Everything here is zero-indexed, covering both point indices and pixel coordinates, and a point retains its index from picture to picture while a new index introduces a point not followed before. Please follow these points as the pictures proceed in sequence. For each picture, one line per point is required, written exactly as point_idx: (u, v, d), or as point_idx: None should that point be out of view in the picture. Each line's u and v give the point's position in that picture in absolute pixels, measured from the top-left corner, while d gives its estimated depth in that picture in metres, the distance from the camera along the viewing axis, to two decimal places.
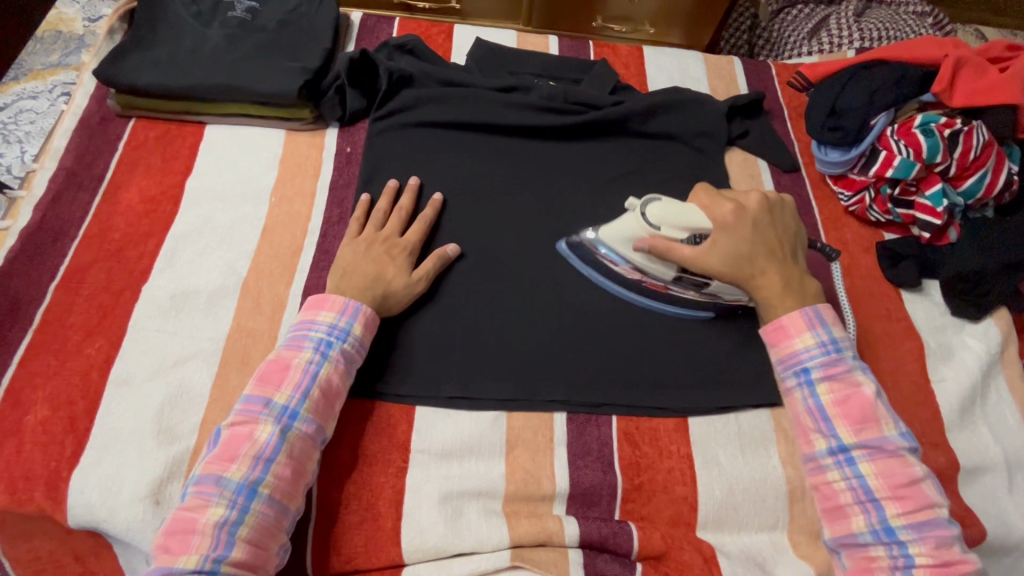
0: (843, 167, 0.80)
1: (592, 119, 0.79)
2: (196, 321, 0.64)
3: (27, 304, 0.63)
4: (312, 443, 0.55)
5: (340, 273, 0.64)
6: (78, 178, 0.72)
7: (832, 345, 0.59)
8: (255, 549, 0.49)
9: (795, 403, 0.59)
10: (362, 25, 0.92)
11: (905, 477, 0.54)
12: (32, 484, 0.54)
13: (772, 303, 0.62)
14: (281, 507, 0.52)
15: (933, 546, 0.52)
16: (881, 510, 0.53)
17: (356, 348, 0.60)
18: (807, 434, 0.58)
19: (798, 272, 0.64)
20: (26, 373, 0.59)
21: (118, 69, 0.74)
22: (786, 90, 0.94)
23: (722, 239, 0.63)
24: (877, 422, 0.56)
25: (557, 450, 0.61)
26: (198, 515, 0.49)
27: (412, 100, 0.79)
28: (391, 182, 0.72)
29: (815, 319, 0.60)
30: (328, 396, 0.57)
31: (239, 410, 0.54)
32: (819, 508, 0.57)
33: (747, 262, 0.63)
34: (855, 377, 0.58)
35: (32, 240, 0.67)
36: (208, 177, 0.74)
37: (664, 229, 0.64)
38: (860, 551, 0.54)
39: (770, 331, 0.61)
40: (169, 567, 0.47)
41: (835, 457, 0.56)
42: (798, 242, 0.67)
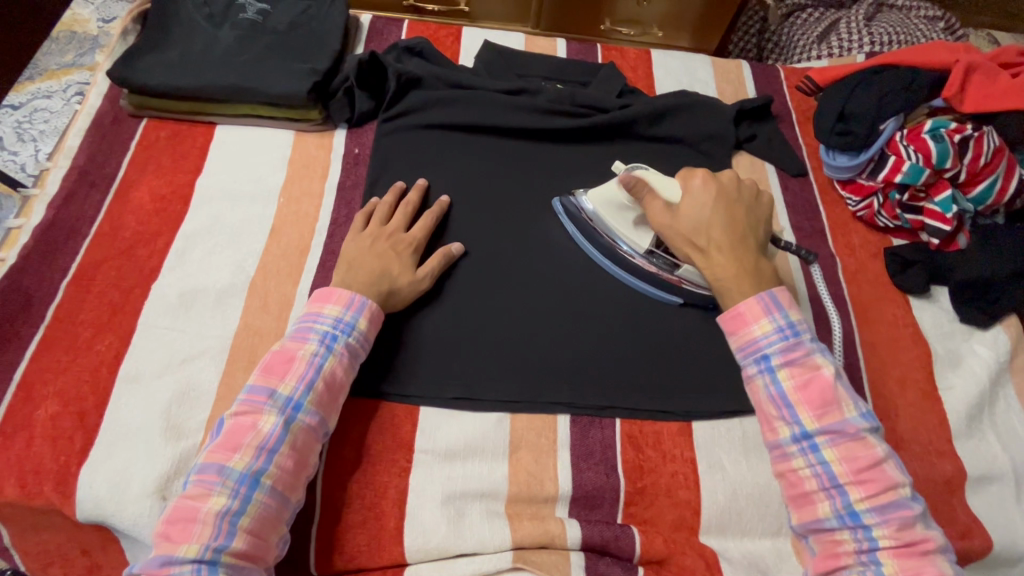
0: (851, 172, 0.80)
1: (600, 122, 0.80)
2: (205, 319, 0.64)
3: (40, 301, 0.64)
4: (313, 435, 0.56)
5: (346, 267, 0.64)
6: (90, 177, 0.73)
7: (790, 329, 0.58)
8: (255, 541, 0.50)
9: (757, 392, 0.58)
10: (371, 27, 0.93)
11: (867, 461, 0.53)
12: (42, 478, 0.55)
13: (719, 277, 0.62)
14: (282, 499, 0.52)
15: (897, 528, 0.51)
16: (844, 496, 0.53)
17: (360, 343, 0.60)
18: (770, 422, 0.57)
19: (757, 255, 0.63)
20: (37, 368, 0.60)
21: (131, 69, 0.75)
22: (795, 94, 0.94)
23: (685, 217, 0.65)
24: (838, 406, 0.55)
25: (560, 452, 0.62)
26: (201, 504, 0.50)
27: (420, 102, 0.79)
28: (397, 181, 0.73)
29: (773, 304, 0.59)
30: (331, 389, 0.57)
31: (243, 400, 0.55)
32: (786, 495, 0.56)
33: (705, 233, 0.64)
34: (815, 361, 0.57)
35: (44, 238, 0.68)
36: (218, 177, 0.74)
37: (637, 198, 0.68)
38: (827, 534, 0.53)
39: (728, 319, 0.60)
40: (170, 555, 0.48)
41: (799, 445, 0.55)
42: (761, 232, 0.66)
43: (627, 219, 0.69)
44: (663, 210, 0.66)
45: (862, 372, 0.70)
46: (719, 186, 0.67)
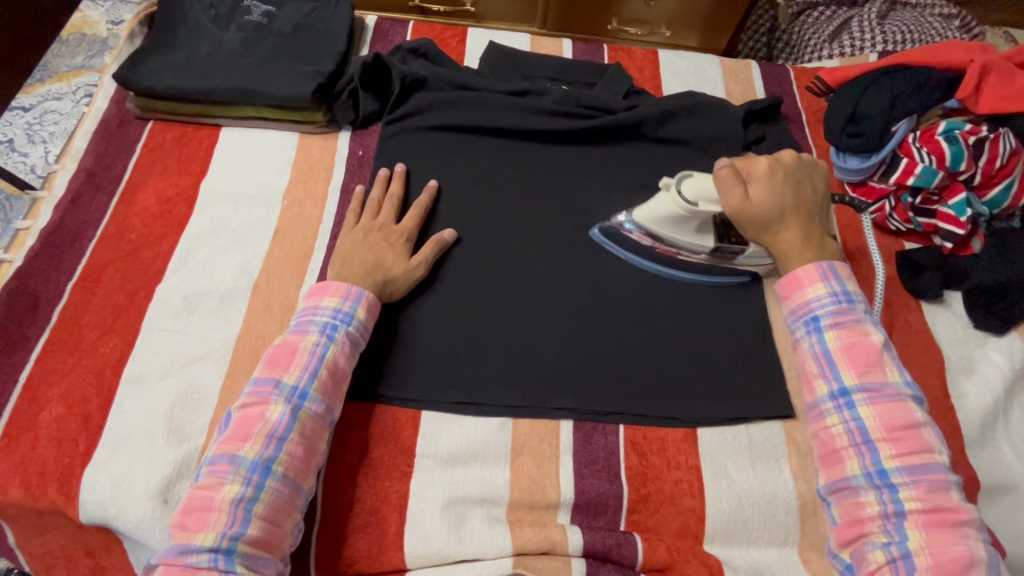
0: (862, 174, 0.78)
1: (606, 124, 0.79)
2: (208, 321, 0.65)
3: (45, 302, 0.64)
4: (322, 423, 0.56)
5: (341, 261, 0.65)
6: (97, 179, 0.74)
7: (843, 296, 0.60)
8: (270, 526, 0.50)
9: (803, 350, 0.60)
10: (377, 28, 0.93)
11: (904, 421, 0.53)
12: (45, 479, 0.55)
13: (790, 257, 0.64)
14: (295, 485, 0.53)
15: (924, 490, 0.51)
16: (875, 453, 0.53)
17: (360, 332, 0.60)
18: (810, 381, 0.58)
19: (821, 230, 0.66)
20: (42, 370, 0.60)
21: (138, 72, 0.76)
22: (805, 95, 0.92)
23: (761, 199, 0.65)
24: (881, 369, 0.56)
25: (563, 459, 0.61)
26: (214, 493, 0.50)
27: (424, 103, 0.79)
28: (380, 172, 0.73)
29: (829, 272, 0.61)
30: (336, 377, 0.58)
31: (249, 392, 0.55)
32: (816, 455, 0.57)
33: (779, 216, 0.65)
34: (864, 327, 0.58)
35: (51, 239, 0.68)
36: (223, 179, 0.75)
37: (701, 206, 0.66)
38: (851, 496, 0.53)
39: (783, 284, 0.62)
40: (186, 544, 0.48)
41: (836, 401, 0.56)
42: (826, 207, 0.68)
43: (689, 228, 0.69)
44: (742, 197, 0.65)
45: None
46: (792, 169, 0.67)
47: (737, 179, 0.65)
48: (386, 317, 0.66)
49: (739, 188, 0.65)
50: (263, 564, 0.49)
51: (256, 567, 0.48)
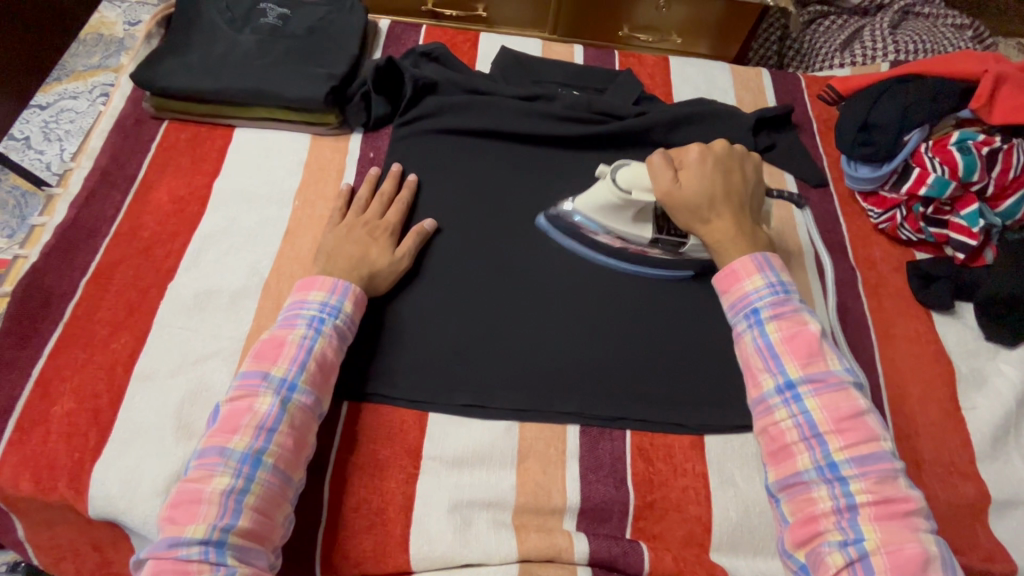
0: (874, 183, 0.78)
1: (615, 129, 0.79)
2: (219, 320, 0.65)
3: (59, 298, 0.65)
4: (311, 415, 0.56)
5: (324, 259, 0.65)
6: (111, 177, 0.74)
7: (780, 287, 0.59)
8: (261, 518, 0.50)
9: (746, 345, 0.58)
10: (389, 32, 0.93)
11: (850, 411, 0.52)
12: (56, 474, 0.56)
13: (721, 243, 0.63)
14: (285, 476, 0.53)
15: (875, 482, 0.50)
16: (825, 446, 0.52)
17: (347, 325, 0.61)
18: (755, 375, 0.56)
19: (754, 223, 0.65)
20: (54, 365, 0.61)
21: (154, 73, 0.76)
22: (816, 103, 0.92)
23: (694, 182, 0.64)
24: (823, 358, 0.55)
25: (569, 463, 0.61)
26: (203, 486, 0.50)
27: (435, 107, 0.79)
28: (374, 170, 0.74)
29: (764, 263, 0.60)
30: (324, 369, 0.58)
31: (237, 385, 0.55)
32: (766, 452, 0.55)
33: (711, 203, 0.64)
34: (802, 316, 0.57)
35: (65, 236, 0.69)
36: (236, 179, 0.75)
37: (635, 194, 0.66)
38: (803, 492, 0.52)
39: (722, 276, 0.61)
40: (176, 537, 0.48)
41: (782, 396, 0.54)
42: (758, 198, 0.68)
43: (626, 217, 0.69)
44: (672, 182, 0.64)
45: (882, 389, 0.68)
46: (721, 154, 0.66)
47: (667, 167, 0.65)
48: (394, 318, 0.66)
49: (669, 173, 0.65)
50: (254, 555, 0.49)
51: (247, 559, 0.49)
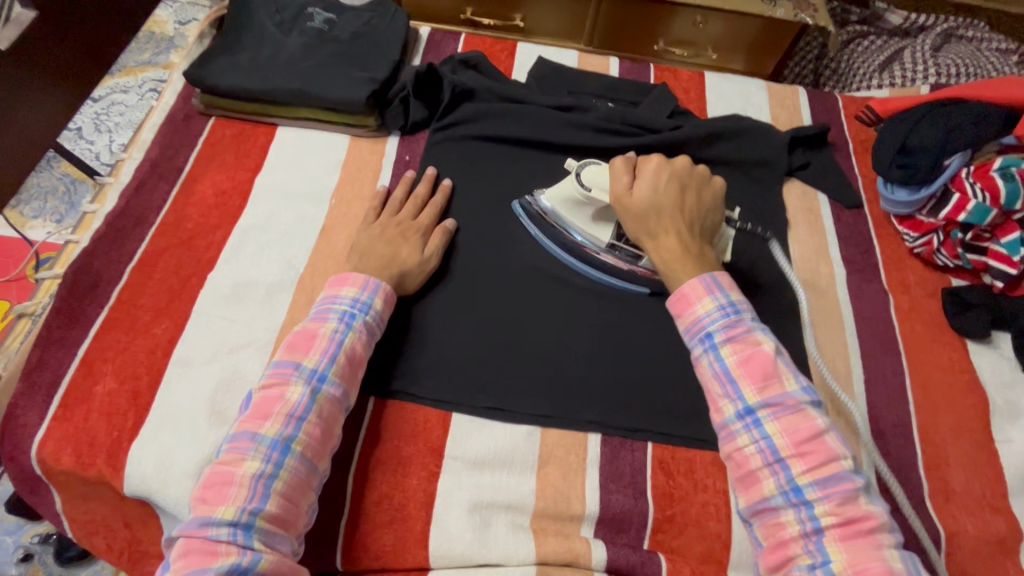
0: (910, 207, 0.77)
1: (649, 142, 0.79)
2: (255, 311, 0.67)
3: (106, 283, 0.68)
4: (339, 407, 0.58)
5: (358, 256, 0.67)
6: (160, 169, 0.77)
7: (732, 307, 0.58)
8: (287, 504, 0.52)
9: (703, 369, 0.57)
10: (429, 39, 0.96)
11: (808, 433, 0.52)
12: (95, 451, 0.58)
13: (666, 261, 0.63)
14: (311, 465, 0.54)
15: (838, 503, 0.49)
16: (787, 470, 0.51)
17: (376, 321, 0.63)
18: (716, 401, 0.56)
19: (702, 243, 0.65)
20: (99, 346, 0.63)
21: (206, 71, 0.80)
22: (854, 123, 0.91)
23: (643, 189, 0.66)
24: (779, 379, 0.54)
25: (589, 471, 0.61)
26: (236, 469, 0.52)
27: (471, 114, 0.81)
28: (410, 173, 0.76)
29: (713, 284, 0.60)
30: (353, 363, 0.60)
31: (270, 374, 0.57)
32: (733, 476, 0.54)
33: (658, 215, 0.65)
34: (755, 337, 0.56)
35: (115, 223, 0.72)
36: (277, 175, 0.78)
37: (594, 193, 0.68)
38: (772, 517, 0.51)
39: (674, 300, 0.61)
40: (207, 517, 0.50)
41: (743, 421, 0.54)
42: (710, 220, 0.67)
43: (586, 214, 0.71)
44: (626, 187, 0.66)
45: (911, 416, 0.67)
46: (680, 171, 0.67)
47: (626, 171, 0.67)
48: (422, 319, 0.67)
49: (626, 178, 0.67)
50: (278, 540, 0.51)
51: (271, 543, 0.50)
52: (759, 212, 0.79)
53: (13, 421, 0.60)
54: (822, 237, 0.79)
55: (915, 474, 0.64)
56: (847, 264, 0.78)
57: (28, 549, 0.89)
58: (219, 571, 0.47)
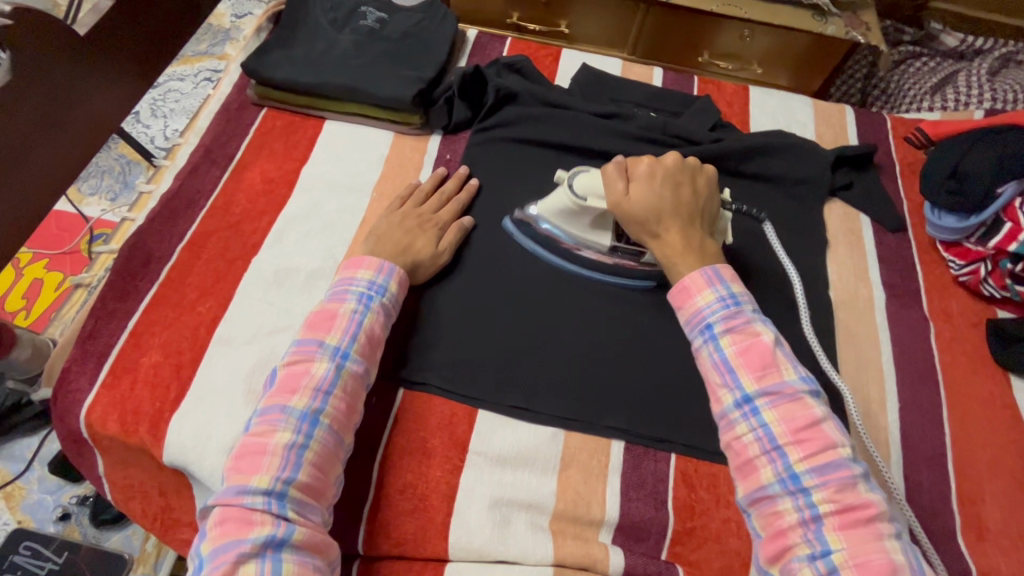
0: (957, 235, 0.75)
1: (690, 153, 0.79)
2: (294, 296, 0.69)
3: (158, 260, 0.71)
4: (362, 383, 0.59)
5: (388, 246, 0.68)
6: (212, 154, 0.80)
7: (731, 299, 0.59)
8: (317, 474, 0.54)
9: (703, 360, 0.58)
10: (476, 42, 0.97)
11: (806, 420, 0.52)
12: (139, 419, 0.61)
13: (671, 258, 0.64)
14: (338, 437, 0.56)
15: (836, 490, 0.49)
16: (785, 458, 0.51)
17: (392, 304, 0.65)
18: (715, 391, 0.56)
19: (704, 236, 0.65)
20: (147, 320, 0.66)
21: (261, 63, 0.83)
22: (902, 145, 0.89)
23: (640, 193, 0.65)
24: (777, 368, 0.54)
25: (611, 477, 0.61)
26: (267, 439, 0.54)
27: (514, 117, 0.82)
28: (440, 170, 0.78)
29: (714, 276, 0.60)
30: (372, 342, 0.61)
31: (293, 352, 0.59)
32: (732, 466, 0.54)
33: (658, 216, 0.65)
34: (755, 327, 0.57)
35: (168, 204, 0.75)
36: (322, 167, 0.80)
37: (590, 201, 0.67)
38: (770, 506, 0.51)
39: (675, 292, 0.62)
40: (243, 485, 0.51)
41: (741, 409, 0.54)
42: (710, 211, 0.68)
43: (581, 222, 0.70)
44: (622, 192, 0.66)
45: (946, 448, 0.65)
46: (672, 169, 0.67)
47: (619, 175, 0.66)
48: (454, 315, 0.69)
49: (620, 184, 0.66)
50: (310, 510, 0.52)
51: (303, 513, 0.52)
52: (798, 230, 0.78)
53: (64, 384, 0.63)
54: (862, 259, 0.78)
55: (947, 508, 0.62)
56: (887, 288, 0.76)
57: (66, 509, 0.94)
58: (254, 542, 0.48)
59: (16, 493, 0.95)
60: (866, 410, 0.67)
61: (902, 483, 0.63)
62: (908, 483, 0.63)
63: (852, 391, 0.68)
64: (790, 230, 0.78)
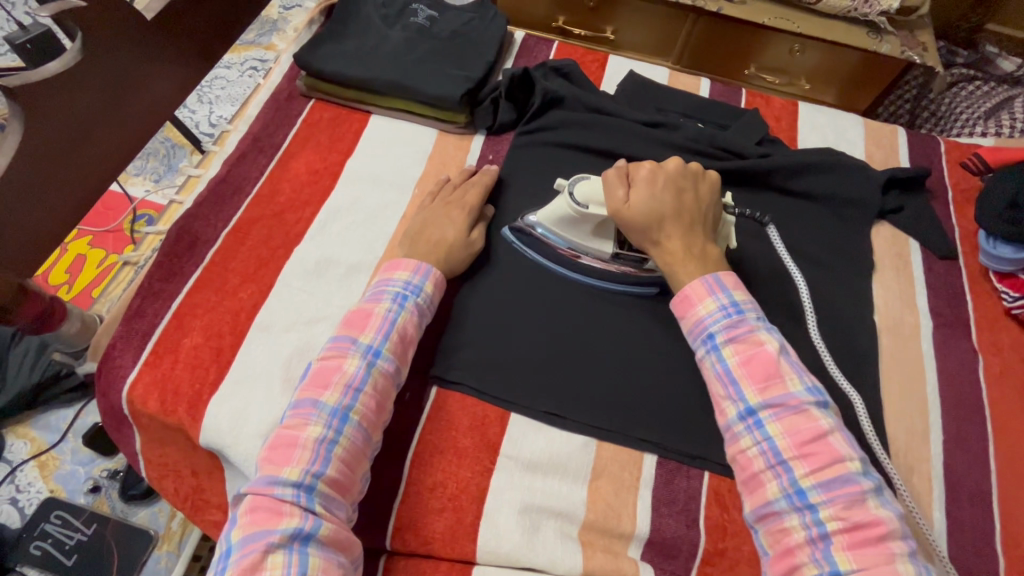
0: (1014, 265, 0.73)
1: (736, 166, 0.78)
2: (333, 287, 0.70)
3: (203, 244, 0.72)
4: (392, 382, 0.59)
5: (428, 244, 0.68)
6: (260, 143, 0.82)
7: (734, 307, 0.59)
8: (346, 470, 0.54)
9: (706, 370, 0.58)
10: (523, 44, 0.97)
11: (812, 433, 0.51)
12: (178, 400, 0.62)
13: (673, 265, 0.63)
14: (367, 435, 0.56)
15: (843, 507, 0.48)
16: (790, 473, 0.51)
17: (427, 304, 0.64)
18: (720, 403, 0.56)
19: (707, 240, 0.65)
20: (191, 302, 0.67)
21: (312, 55, 0.83)
22: (956, 170, 0.86)
23: (639, 201, 0.64)
24: (782, 379, 0.54)
25: (642, 491, 0.60)
26: (299, 432, 0.54)
27: (559, 121, 0.82)
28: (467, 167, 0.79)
29: (716, 284, 0.60)
30: (405, 341, 0.61)
31: (329, 347, 0.60)
32: (738, 481, 0.54)
33: (658, 223, 0.64)
34: (759, 337, 0.57)
35: (216, 189, 0.76)
36: (367, 161, 0.81)
37: (592, 208, 0.67)
38: (776, 522, 0.51)
39: (676, 302, 0.62)
40: (274, 476, 0.52)
41: (745, 422, 0.54)
42: (713, 216, 0.67)
43: (584, 230, 0.69)
44: (622, 200, 0.64)
45: (992, 487, 0.63)
46: (672, 174, 0.66)
47: (621, 182, 0.66)
48: (491, 315, 0.68)
49: (620, 191, 0.65)
50: (336, 505, 0.53)
51: (329, 507, 0.52)
52: (844, 251, 0.76)
53: (109, 360, 0.64)
54: (909, 285, 0.76)
55: (991, 549, 0.60)
56: (935, 316, 0.74)
57: (97, 481, 0.96)
58: (283, 534, 0.48)
59: (50, 463, 0.98)
60: (908, 441, 0.65)
61: (943, 519, 0.61)
62: (950, 520, 0.61)
63: (895, 420, 0.66)
64: (835, 251, 0.76)
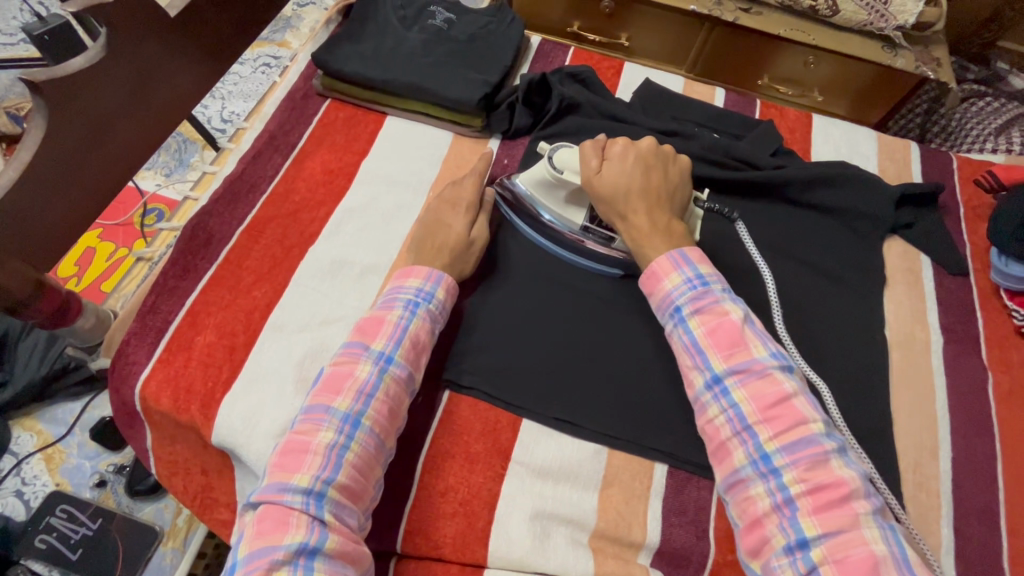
0: None
1: (751, 178, 0.78)
2: (346, 289, 0.70)
3: (218, 241, 0.72)
4: (404, 389, 0.59)
5: (441, 247, 0.68)
6: (276, 141, 0.82)
7: (699, 280, 0.60)
8: (357, 477, 0.54)
9: (675, 342, 0.59)
10: (539, 49, 0.97)
11: (776, 398, 0.53)
12: (191, 397, 0.62)
13: (636, 238, 0.65)
14: (380, 442, 0.56)
15: (806, 469, 0.49)
16: (755, 438, 0.52)
17: (439, 311, 0.64)
18: (688, 374, 0.57)
19: (672, 218, 0.66)
20: (204, 300, 0.67)
21: (331, 55, 0.83)
22: (968, 187, 0.87)
23: (608, 173, 0.67)
24: (746, 346, 0.55)
25: (653, 501, 0.60)
26: (311, 438, 0.54)
27: (575, 127, 0.82)
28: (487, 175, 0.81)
29: (681, 259, 0.61)
30: (417, 347, 0.61)
31: (341, 352, 0.60)
32: (708, 452, 0.55)
33: (626, 196, 0.66)
34: (723, 307, 0.58)
35: (232, 187, 0.76)
36: (382, 162, 0.81)
37: (566, 174, 0.69)
38: (744, 491, 0.52)
39: (643, 278, 0.62)
40: (284, 483, 0.52)
41: (712, 391, 0.55)
42: (679, 196, 0.69)
43: (558, 197, 0.72)
44: (594, 169, 0.67)
45: (1000, 505, 0.63)
46: (646, 152, 0.68)
47: (595, 153, 0.68)
48: (504, 319, 0.68)
49: (594, 161, 0.68)
50: (347, 513, 0.52)
51: (340, 515, 0.52)
52: (856, 266, 0.76)
53: (122, 357, 0.64)
54: (920, 300, 0.76)
55: (998, 565, 0.60)
56: (945, 332, 0.74)
57: (103, 476, 0.96)
58: (288, 550, 0.48)
59: (56, 456, 0.98)
60: (917, 456, 0.65)
61: (951, 536, 0.61)
62: (959, 537, 0.61)
63: (905, 437, 0.66)
64: (847, 264, 0.76)
